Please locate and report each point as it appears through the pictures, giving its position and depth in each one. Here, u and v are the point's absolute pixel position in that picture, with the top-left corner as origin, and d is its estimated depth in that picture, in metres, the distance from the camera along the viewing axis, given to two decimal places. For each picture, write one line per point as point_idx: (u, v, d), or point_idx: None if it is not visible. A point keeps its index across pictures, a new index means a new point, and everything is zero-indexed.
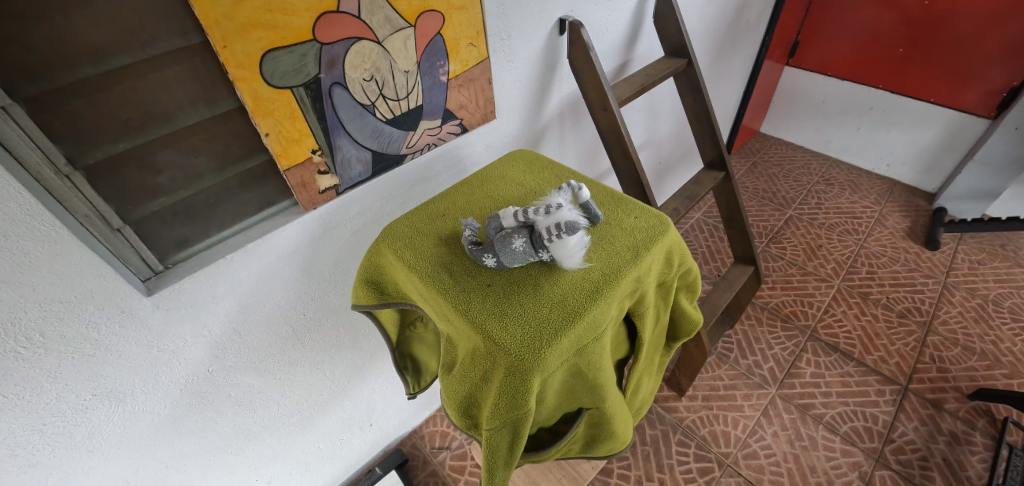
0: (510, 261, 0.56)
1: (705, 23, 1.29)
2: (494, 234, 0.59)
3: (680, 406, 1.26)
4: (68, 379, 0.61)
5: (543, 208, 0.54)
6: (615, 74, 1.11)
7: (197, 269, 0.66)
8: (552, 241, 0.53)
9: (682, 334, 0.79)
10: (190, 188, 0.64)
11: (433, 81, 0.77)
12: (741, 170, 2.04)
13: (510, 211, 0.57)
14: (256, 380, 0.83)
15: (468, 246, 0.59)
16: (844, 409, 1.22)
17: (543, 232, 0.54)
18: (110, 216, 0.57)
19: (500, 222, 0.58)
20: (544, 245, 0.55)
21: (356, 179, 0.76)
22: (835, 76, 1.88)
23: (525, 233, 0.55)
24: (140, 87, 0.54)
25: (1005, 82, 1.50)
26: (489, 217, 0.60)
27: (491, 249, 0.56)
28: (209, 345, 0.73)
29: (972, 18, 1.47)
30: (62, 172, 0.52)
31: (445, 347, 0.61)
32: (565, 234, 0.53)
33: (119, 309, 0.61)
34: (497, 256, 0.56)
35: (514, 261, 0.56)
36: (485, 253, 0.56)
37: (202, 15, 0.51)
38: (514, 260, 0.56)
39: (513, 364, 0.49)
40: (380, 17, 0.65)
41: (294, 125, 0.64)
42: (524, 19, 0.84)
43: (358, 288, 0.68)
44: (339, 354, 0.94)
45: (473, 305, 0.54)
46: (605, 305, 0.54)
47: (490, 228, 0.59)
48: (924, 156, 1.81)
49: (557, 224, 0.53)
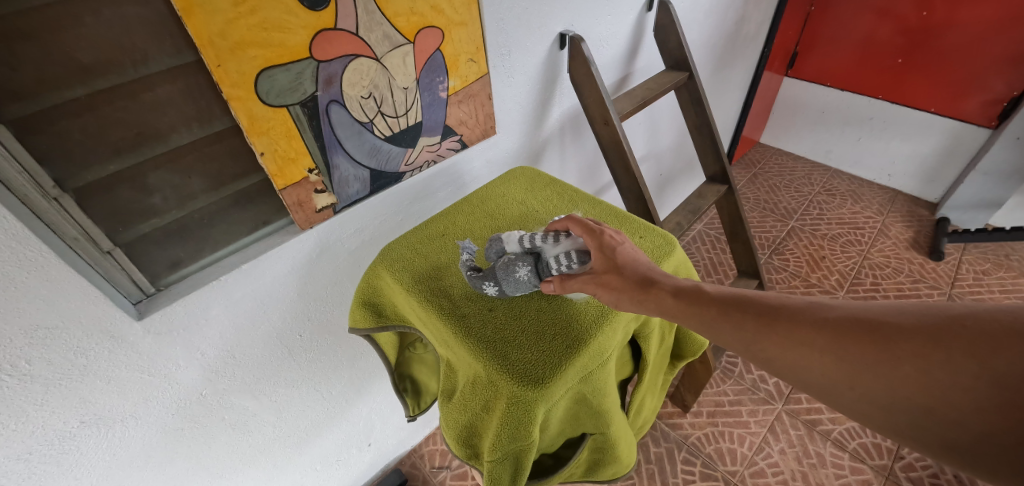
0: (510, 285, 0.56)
1: (705, 36, 1.29)
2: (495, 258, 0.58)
3: (684, 422, 1.23)
4: (55, 406, 0.59)
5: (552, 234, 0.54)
6: (616, 88, 1.11)
7: (188, 291, 0.64)
8: (561, 270, 0.53)
9: (689, 354, 0.77)
10: (183, 208, 0.63)
11: (432, 97, 0.76)
12: (742, 181, 2.04)
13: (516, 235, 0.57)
14: (252, 402, 0.81)
15: (467, 271, 0.56)
16: (852, 425, 1.19)
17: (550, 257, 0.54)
18: (100, 238, 0.56)
19: (502, 247, 0.57)
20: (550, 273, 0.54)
21: (353, 197, 0.75)
22: (834, 87, 1.88)
23: (530, 261, 0.54)
24: (131, 107, 0.53)
25: (1005, 92, 1.50)
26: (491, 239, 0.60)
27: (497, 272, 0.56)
28: (202, 368, 0.71)
29: (970, 28, 1.48)
30: (50, 195, 0.50)
31: (445, 374, 0.59)
32: (574, 264, 0.52)
33: (110, 335, 0.59)
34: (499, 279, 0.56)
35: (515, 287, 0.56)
36: (487, 281, 0.55)
37: (195, 33, 0.49)
38: (517, 288, 0.55)
39: (517, 395, 0.47)
40: (378, 33, 0.64)
41: (290, 144, 0.63)
42: (525, 34, 0.83)
43: (356, 310, 0.66)
44: (335, 375, 0.92)
45: (475, 332, 0.52)
46: (611, 331, 0.52)
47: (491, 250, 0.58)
48: (924, 166, 1.80)
49: (566, 253, 0.53)
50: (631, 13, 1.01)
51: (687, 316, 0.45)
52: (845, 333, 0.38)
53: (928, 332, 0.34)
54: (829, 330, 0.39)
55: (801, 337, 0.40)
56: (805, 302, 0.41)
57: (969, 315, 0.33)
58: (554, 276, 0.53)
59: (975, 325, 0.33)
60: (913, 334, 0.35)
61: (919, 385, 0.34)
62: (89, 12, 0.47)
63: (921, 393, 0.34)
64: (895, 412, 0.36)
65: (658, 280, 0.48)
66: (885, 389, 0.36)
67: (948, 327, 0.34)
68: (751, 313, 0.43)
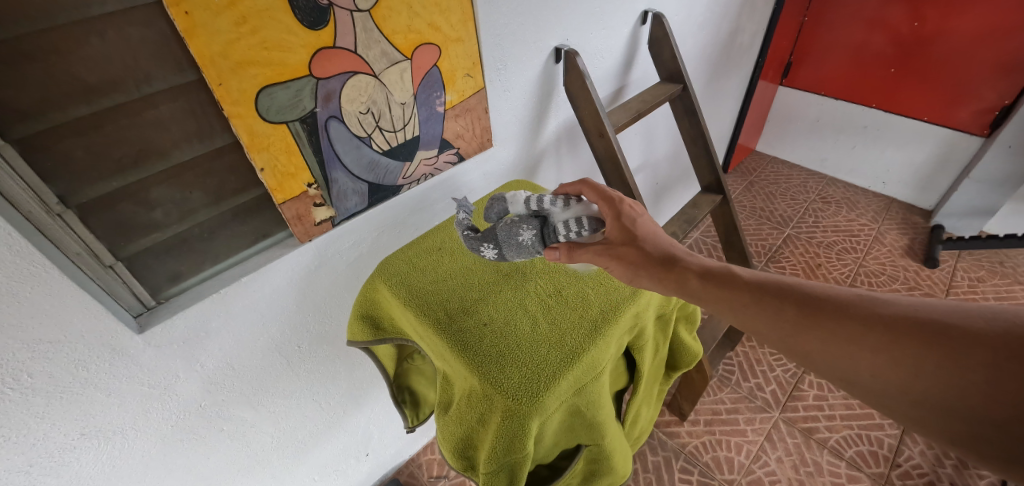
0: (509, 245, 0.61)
1: (699, 48, 1.31)
2: (494, 217, 0.62)
3: (681, 431, 1.24)
4: (55, 418, 0.59)
5: (563, 199, 0.60)
6: (611, 100, 1.12)
7: (188, 304, 0.65)
8: (563, 234, 0.59)
9: (683, 365, 0.78)
10: (184, 223, 0.64)
11: (429, 112, 0.77)
12: (738, 189, 2.06)
13: (523, 196, 0.61)
14: (250, 413, 0.81)
15: (463, 231, 0.61)
16: (849, 433, 1.20)
17: (559, 221, 0.59)
18: (102, 253, 0.56)
19: (504, 207, 0.61)
20: (550, 237, 0.60)
21: (351, 210, 0.76)
22: (828, 95, 1.90)
23: (533, 225, 0.59)
24: (134, 125, 0.54)
25: (997, 101, 1.52)
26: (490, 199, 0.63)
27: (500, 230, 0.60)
28: (201, 380, 0.72)
29: (961, 38, 1.50)
30: (54, 211, 0.51)
31: (442, 385, 0.60)
32: (577, 230, 0.58)
33: (111, 348, 0.60)
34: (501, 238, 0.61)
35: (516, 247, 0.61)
36: (487, 242, 0.61)
37: (197, 54, 0.51)
38: (515, 248, 0.61)
39: (511, 407, 0.48)
40: (376, 51, 0.65)
41: (289, 159, 0.64)
42: (520, 49, 0.85)
43: (353, 324, 0.67)
44: (333, 385, 0.93)
45: (471, 345, 0.53)
46: (604, 344, 0.53)
47: (491, 210, 0.62)
48: (919, 174, 1.82)
49: (571, 221, 0.58)
50: (625, 27, 1.02)
51: (712, 291, 0.51)
52: (869, 324, 0.43)
53: (947, 329, 0.39)
54: (854, 319, 0.43)
55: (828, 323, 0.45)
56: (836, 293, 0.46)
57: (986, 319, 0.38)
58: (558, 242, 0.58)
59: (990, 330, 0.37)
60: (933, 330, 0.39)
61: (932, 374, 0.38)
62: (94, 34, 0.48)
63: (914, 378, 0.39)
64: (886, 391, 0.42)
65: (692, 263, 0.53)
66: (896, 376, 0.41)
67: (966, 328, 0.38)
68: (783, 298, 0.48)
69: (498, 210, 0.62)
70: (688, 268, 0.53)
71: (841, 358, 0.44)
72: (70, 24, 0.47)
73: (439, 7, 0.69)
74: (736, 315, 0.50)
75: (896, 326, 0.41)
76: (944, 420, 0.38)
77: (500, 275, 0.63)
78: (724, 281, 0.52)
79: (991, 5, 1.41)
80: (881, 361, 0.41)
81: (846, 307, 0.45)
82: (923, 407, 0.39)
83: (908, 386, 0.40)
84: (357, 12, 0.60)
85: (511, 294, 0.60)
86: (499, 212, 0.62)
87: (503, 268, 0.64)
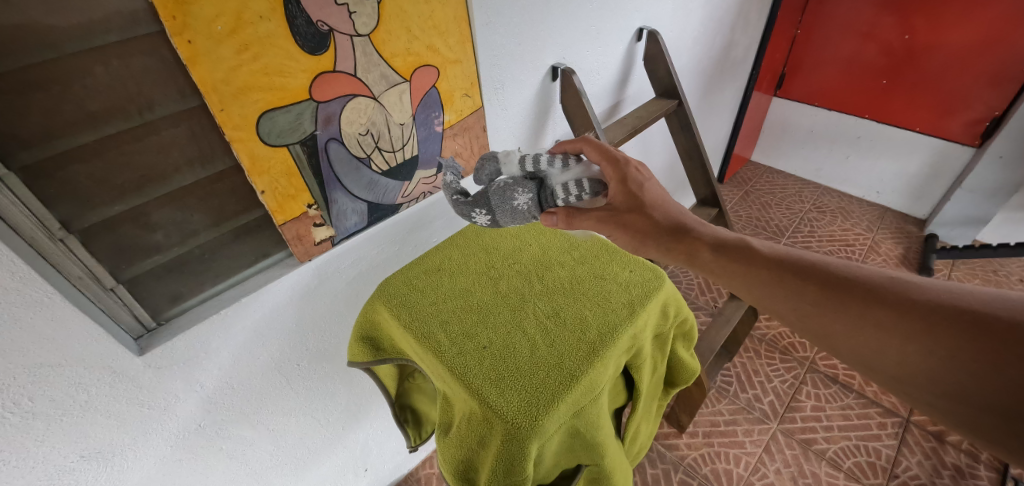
0: (505, 209, 0.63)
1: (694, 62, 1.33)
2: (487, 178, 0.65)
3: (680, 443, 1.24)
4: (56, 441, 0.59)
5: (562, 160, 0.62)
6: (607, 116, 1.13)
7: (189, 326, 0.65)
8: (558, 198, 0.62)
9: (682, 381, 0.78)
10: (184, 244, 0.64)
11: (428, 131, 0.78)
12: (733, 199, 2.08)
13: (518, 157, 0.64)
14: (249, 431, 0.81)
15: (453, 198, 0.65)
16: (847, 444, 1.20)
17: (559, 183, 0.61)
18: (104, 277, 0.57)
19: (497, 168, 0.65)
20: (546, 200, 0.63)
21: (351, 229, 0.76)
22: (821, 106, 1.92)
23: (529, 190, 0.62)
24: (136, 150, 0.54)
25: (987, 112, 1.54)
26: (482, 159, 0.66)
27: (495, 194, 0.62)
28: (201, 400, 0.72)
29: (951, 51, 1.52)
30: (56, 236, 0.51)
31: (442, 406, 0.60)
32: (573, 194, 0.61)
33: (111, 370, 0.60)
34: (495, 202, 0.63)
35: (511, 210, 0.63)
36: (479, 207, 0.64)
37: (200, 81, 0.52)
38: (507, 212, 0.64)
39: (511, 432, 0.49)
40: (376, 74, 0.66)
41: (290, 182, 0.65)
42: (517, 68, 0.86)
43: (353, 344, 0.68)
44: (332, 401, 0.93)
45: (471, 369, 0.54)
46: (602, 365, 0.54)
47: (484, 170, 0.65)
48: (912, 183, 1.84)
49: (568, 185, 0.61)
50: (621, 44, 1.04)
51: (725, 262, 0.56)
52: (875, 302, 0.46)
53: (952, 312, 0.41)
54: (860, 296, 0.47)
55: (835, 298, 0.48)
56: (844, 269, 0.50)
57: (993, 305, 0.40)
58: (556, 207, 0.61)
59: (994, 316, 0.39)
60: (935, 311, 0.42)
61: (930, 353, 0.42)
62: (98, 63, 0.49)
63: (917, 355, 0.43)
64: (890, 365, 0.45)
65: (704, 234, 0.58)
66: (899, 352, 0.44)
67: (971, 312, 0.41)
68: (792, 270, 0.52)
69: (490, 170, 0.65)
70: (699, 240, 0.57)
71: (846, 333, 0.47)
72: (75, 54, 0.47)
73: (438, 30, 0.70)
74: (749, 286, 0.54)
75: (902, 306, 0.44)
76: (936, 395, 0.42)
77: (499, 298, 0.64)
78: (739, 255, 0.55)
79: (980, 18, 1.43)
80: (885, 336, 0.45)
81: (855, 284, 0.48)
82: (918, 383, 0.43)
83: (906, 362, 0.44)
84: (357, 37, 0.61)
85: (510, 316, 0.61)
86: (491, 173, 0.65)
87: (502, 290, 0.65)
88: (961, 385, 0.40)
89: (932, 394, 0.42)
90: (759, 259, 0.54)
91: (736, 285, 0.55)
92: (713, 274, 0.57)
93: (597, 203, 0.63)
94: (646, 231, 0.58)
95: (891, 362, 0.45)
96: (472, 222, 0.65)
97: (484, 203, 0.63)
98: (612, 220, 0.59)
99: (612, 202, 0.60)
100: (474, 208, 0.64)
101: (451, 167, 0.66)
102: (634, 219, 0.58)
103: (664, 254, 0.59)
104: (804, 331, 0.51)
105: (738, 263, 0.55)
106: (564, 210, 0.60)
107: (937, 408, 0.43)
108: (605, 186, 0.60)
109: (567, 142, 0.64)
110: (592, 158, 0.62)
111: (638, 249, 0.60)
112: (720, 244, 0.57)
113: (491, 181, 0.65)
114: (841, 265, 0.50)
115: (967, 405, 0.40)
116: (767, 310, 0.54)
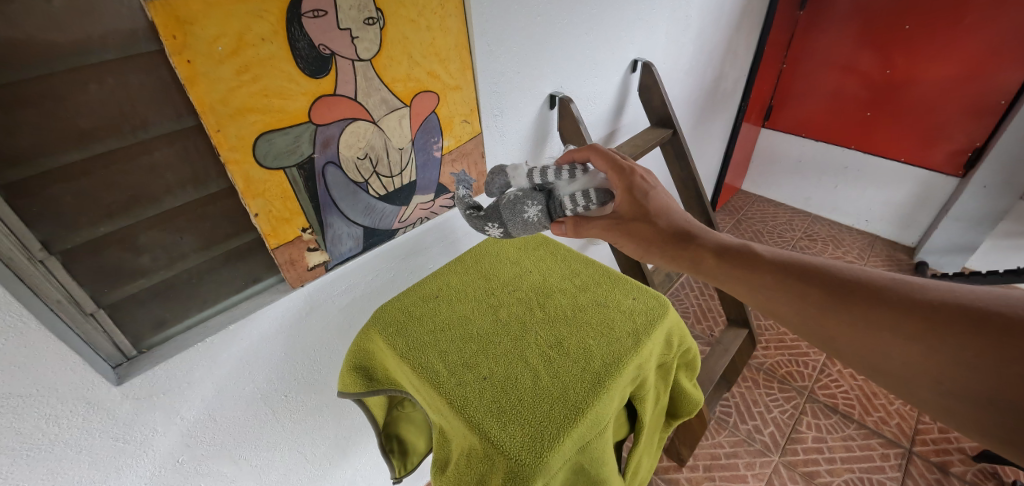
0: (516, 221, 0.63)
1: (686, 93, 1.36)
2: (498, 191, 0.69)
3: (680, 477, 1.20)
4: (19, 479, 0.55)
5: (569, 172, 0.63)
6: (604, 142, 1.16)
7: (172, 354, 0.62)
8: (568, 209, 0.61)
9: (684, 413, 0.76)
10: (172, 268, 0.61)
11: (427, 156, 0.78)
12: (727, 226, 2.11)
13: (525, 170, 0.66)
14: (229, 468, 0.76)
15: (465, 212, 0.68)
16: (851, 476, 1.17)
17: (565, 194, 0.62)
18: (84, 301, 0.54)
19: (506, 179, 0.68)
20: (556, 212, 0.63)
21: (345, 254, 0.75)
22: (810, 137, 1.96)
23: (538, 202, 0.62)
24: (128, 170, 0.53)
25: (968, 143, 1.60)
26: (491, 173, 0.69)
27: (506, 207, 0.63)
28: (179, 434, 0.67)
29: (930, 84, 1.58)
30: (36, 257, 0.49)
31: (439, 441, 0.58)
32: (582, 204, 0.60)
33: (87, 402, 0.56)
34: (506, 215, 0.63)
35: (522, 222, 0.63)
36: (492, 222, 0.64)
37: (197, 101, 0.51)
38: (519, 225, 0.63)
39: (512, 469, 0.47)
40: (376, 98, 0.66)
41: (286, 205, 0.63)
42: (516, 95, 0.87)
43: (346, 375, 0.65)
44: (320, 436, 0.88)
45: (471, 402, 0.52)
46: (606, 398, 0.52)
47: (494, 183, 0.68)
48: (898, 212, 1.89)
49: (576, 197, 0.61)
50: (617, 74, 1.07)
51: (730, 269, 0.55)
52: (880, 304, 0.45)
53: (952, 310, 0.41)
54: (862, 299, 0.46)
55: (838, 301, 0.47)
56: (848, 272, 0.49)
57: (993, 300, 0.40)
58: (567, 217, 0.62)
59: (994, 311, 0.39)
60: (942, 310, 0.42)
61: (939, 354, 0.41)
62: (93, 80, 0.47)
63: (927, 358, 0.42)
64: (905, 373, 0.43)
65: (706, 241, 0.57)
66: (907, 354, 0.43)
67: (972, 309, 0.40)
68: (800, 277, 0.51)
69: (500, 184, 0.69)
70: (703, 246, 0.57)
71: (850, 339, 0.46)
72: (70, 71, 0.46)
73: (439, 56, 0.71)
74: (753, 293, 0.53)
75: (904, 305, 0.44)
76: (940, 395, 0.42)
77: (500, 326, 0.62)
78: (743, 260, 0.55)
79: (954, 54, 1.50)
80: (892, 337, 0.44)
81: (858, 287, 0.47)
82: (924, 385, 0.43)
83: (909, 361, 0.43)
84: (358, 61, 0.61)
85: (511, 346, 0.59)
86: (501, 186, 0.68)
87: (502, 318, 0.63)
88: (963, 382, 0.40)
89: (940, 394, 0.42)
90: (764, 264, 0.54)
91: (741, 291, 0.54)
92: (717, 281, 0.57)
93: (605, 211, 0.63)
94: (651, 239, 0.59)
95: (896, 362, 0.44)
96: (487, 235, 0.66)
97: (495, 217, 0.64)
98: (618, 228, 0.60)
99: (618, 211, 0.60)
100: (488, 222, 0.65)
101: (464, 182, 0.71)
102: (640, 228, 0.59)
103: (667, 261, 0.59)
104: (809, 337, 0.51)
105: (741, 271, 0.54)
106: (572, 220, 0.62)
107: (944, 409, 0.42)
108: (611, 195, 0.60)
109: (574, 152, 0.65)
110: (599, 166, 0.62)
111: (642, 256, 0.60)
112: (723, 249, 0.57)
113: (502, 193, 0.68)
114: (844, 268, 0.49)
115: (971, 402, 0.39)
116: (771, 316, 0.53)
